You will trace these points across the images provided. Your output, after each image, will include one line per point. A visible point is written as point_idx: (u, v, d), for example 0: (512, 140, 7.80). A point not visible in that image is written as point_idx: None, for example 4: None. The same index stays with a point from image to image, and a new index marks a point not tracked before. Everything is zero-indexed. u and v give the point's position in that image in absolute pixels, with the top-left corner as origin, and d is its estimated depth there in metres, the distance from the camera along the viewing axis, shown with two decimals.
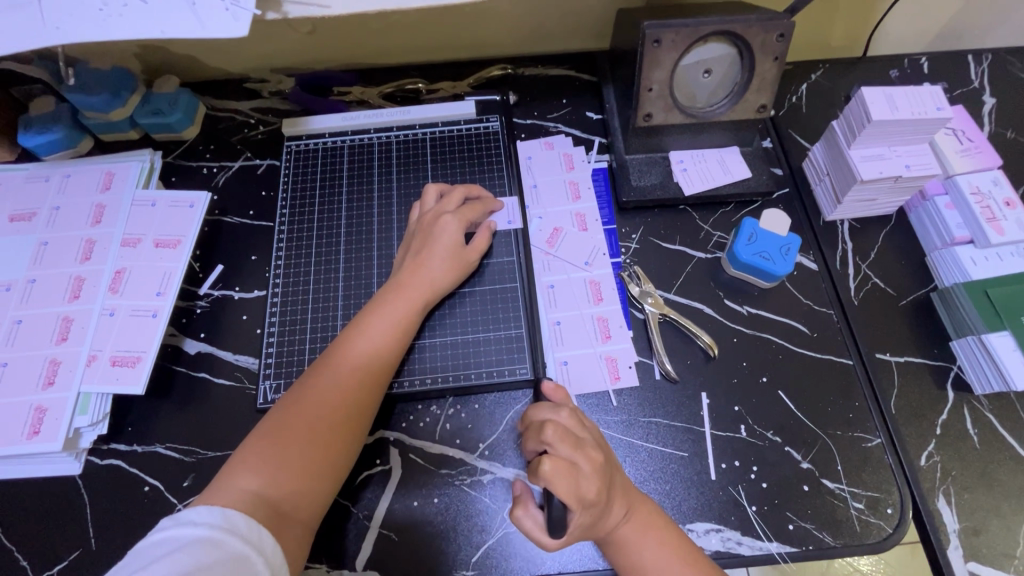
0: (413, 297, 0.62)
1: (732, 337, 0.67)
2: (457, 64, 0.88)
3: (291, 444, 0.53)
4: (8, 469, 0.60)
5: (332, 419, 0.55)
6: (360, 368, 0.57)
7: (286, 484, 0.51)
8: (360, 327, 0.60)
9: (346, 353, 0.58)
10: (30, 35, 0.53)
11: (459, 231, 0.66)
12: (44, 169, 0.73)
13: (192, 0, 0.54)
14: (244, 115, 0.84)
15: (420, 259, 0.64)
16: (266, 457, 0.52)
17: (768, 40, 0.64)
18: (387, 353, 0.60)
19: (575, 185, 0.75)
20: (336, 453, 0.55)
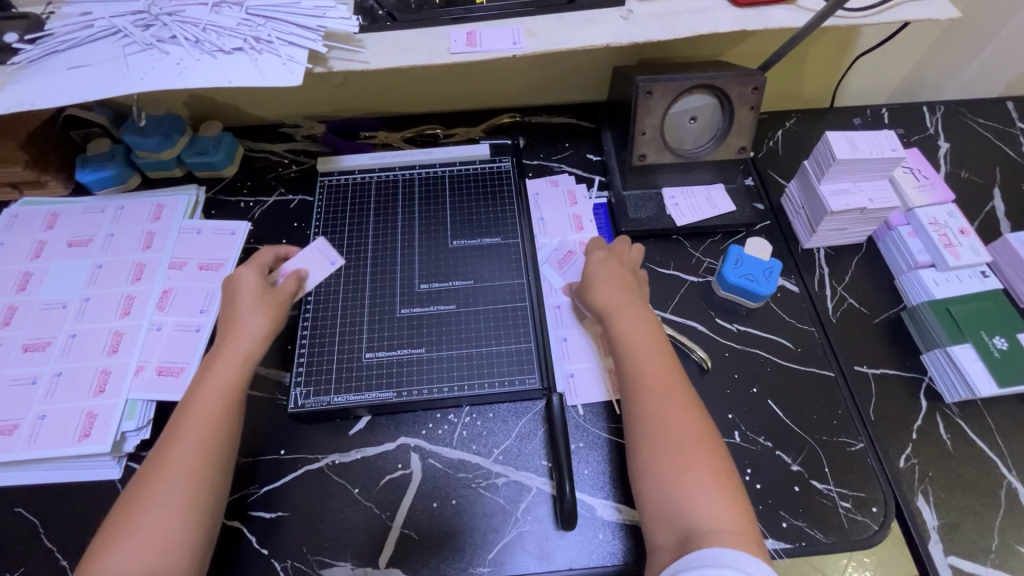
0: (234, 351, 0.62)
1: (724, 351, 0.74)
2: (470, 112, 0.98)
3: (149, 516, 0.52)
4: (54, 472, 0.64)
5: (193, 482, 0.54)
6: (202, 432, 0.57)
7: (149, 561, 0.50)
8: (204, 385, 0.60)
9: (196, 416, 0.58)
10: (114, 83, 0.61)
11: (259, 278, 0.68)
12: (100, 202, 0.81)
13: (255, 57, 0.63)
14: (279, 155, 0.93)
15: (231, 315, 0.65)
16: (124, 535, 0.51)
17: (744, 92, 0.74)
18: (228, 406, 0.59)
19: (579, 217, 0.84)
20: (195, 517, 0.53)
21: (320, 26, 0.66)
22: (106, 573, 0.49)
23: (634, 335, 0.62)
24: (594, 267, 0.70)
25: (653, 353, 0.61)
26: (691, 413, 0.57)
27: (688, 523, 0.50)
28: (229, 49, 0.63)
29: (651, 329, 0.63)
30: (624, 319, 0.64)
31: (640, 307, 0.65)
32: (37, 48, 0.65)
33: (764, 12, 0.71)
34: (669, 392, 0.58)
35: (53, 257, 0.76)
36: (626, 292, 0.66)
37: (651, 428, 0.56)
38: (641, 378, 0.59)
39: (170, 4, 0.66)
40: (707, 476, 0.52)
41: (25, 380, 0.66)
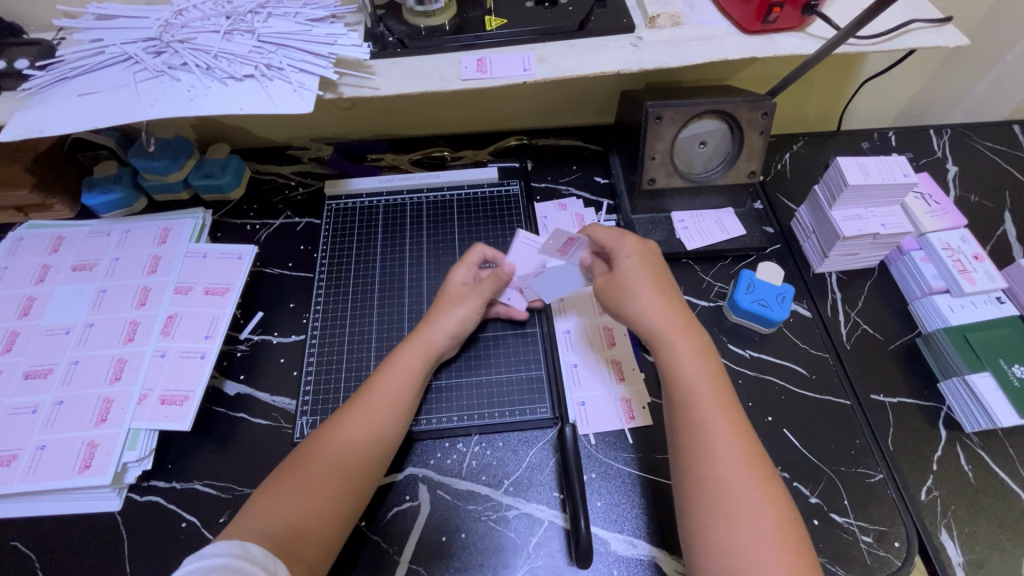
0: (427, 346, 0.67)
1: (738, 379, 0.72)
2: (478, 135, 0.98)
3: (314, 479, 0.55)
4: (50, 504, 0.63)
5: (362, 451, 0.59)
6: (375, 413, 0.61)
7: (300, 518, 0.53)
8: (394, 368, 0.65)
9: (380, 395, 0.62)
10: (123, 110, 0.61)
11: (466, 276, 0.74)
12: (106, 225, 0.81)
13: (266, 84, 0.63)
14: (286, 178, 0.93)
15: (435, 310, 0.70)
16: (289, 485, 0.55)
17: (754, 117, 0.74)
18: (411, 395, 0.64)
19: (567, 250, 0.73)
20: (348, 488, 0.57)
21: (331, 53, 0.66)
22: (265, 515, 0.53)
23: (693, 378, 0.57)
24: (631, 285, 0.63)
25: (716, 402, 0.56)
26: (758, 473, 0.52)
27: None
28: (240, 76, 0.63)
29: (712, 370, 0.58)
30: (682, 359, 0.59)
31: (698, 342, 0.60)
32: (49, 74, 0.65)
33: (774, 39, 0.71)
34: (737, 448, 0.53)
35: (57, 282, 0.75)
36: (684, 322, 0.61)
37: (716, 490, 0.51)
38: (700, 432, 0.55)
39: (181, 31, 0.66)
40: (779, 547, 0.48)
41: (26, 408, 0.65)
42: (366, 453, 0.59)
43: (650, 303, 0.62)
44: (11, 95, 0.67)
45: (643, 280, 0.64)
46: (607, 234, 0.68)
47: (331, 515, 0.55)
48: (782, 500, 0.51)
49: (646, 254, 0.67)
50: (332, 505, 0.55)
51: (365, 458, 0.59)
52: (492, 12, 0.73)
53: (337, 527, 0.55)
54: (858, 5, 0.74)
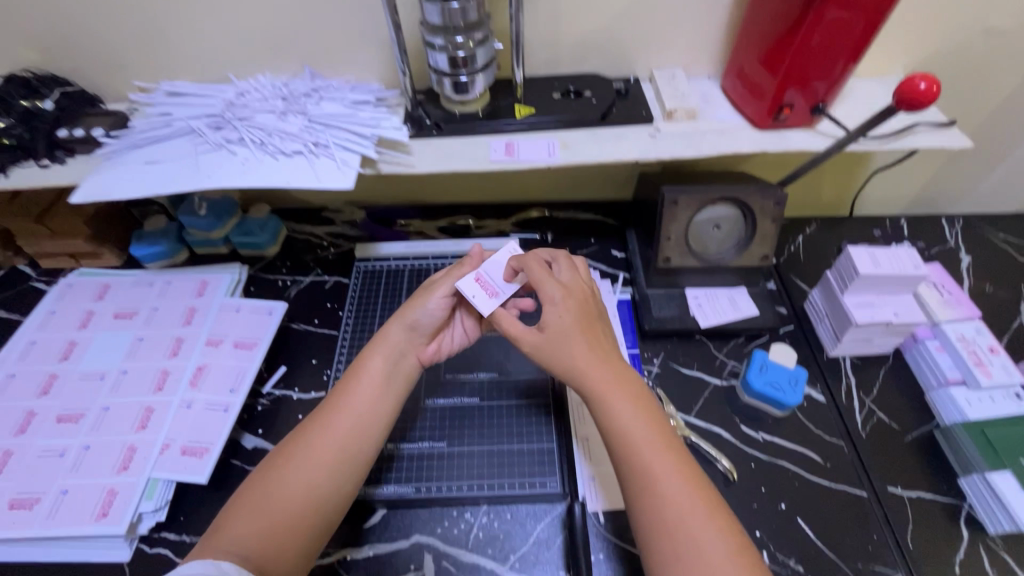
0: (391, 344, 0.66)
1: (751, 462, 0.72)
2: (501, 205, 1.04)
3: (276, 500, 0.55)
4: (59, 551, 0.63)
5: (325, 458, 0.58)
6: (343, 432, 0.60)
7: (263, 534, 0.53)
8: (360, 371, 0.64)
9: (345, 400, 0.62)
10: (184, 179, 0.67)
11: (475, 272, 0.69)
12: (149, 276, 0.86)
13: (312, 161, 0.69)
14: (318, 237, 0.99)
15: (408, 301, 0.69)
16: (251, 502, 0.55)
17: (766, 206, 0.78)
18: (379, 393, 0.63)
19: (487, 281, 0.67)
20: (316, 494, 0.57)
21: (373, 134, 0.72)
22: (228, 534, 0.53)
23: (631, 425, 0.57)
24: (560, 330, 0.60)
25: (659, 448, 0.55)
26: (709, 507, 0.52)
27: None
28: (290, 152, 0.69)
29: (648, 411, 0.58)
30: (618, 407, 0.57)
31: (631, 389, 0.59)
32: (122, 143, 0.73)
33: (784, 135, 0.76)
34: (682, 487, 0.53)
35: (99, 328, 0.79)
36: (613, 367, 0.60)
37: (669, 535, 0.51)
38: (642, 479, 0.54)
39: (241, 110, 0.73)
40: None
41: (54, 451, 0.67)
42: (336, 456, 0.59)
43: (580, 350, 0.59)
44: (86, 158, 0.74)
45: (571, 323, 0.60)
46: (544, 274, 0.63)
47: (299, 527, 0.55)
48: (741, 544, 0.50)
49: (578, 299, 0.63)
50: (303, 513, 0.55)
51: (335, 464, 0.58)
52: (522, 101, 0.80)
53: (305, 537, 0.55)
54: (863, 110, 0.79)
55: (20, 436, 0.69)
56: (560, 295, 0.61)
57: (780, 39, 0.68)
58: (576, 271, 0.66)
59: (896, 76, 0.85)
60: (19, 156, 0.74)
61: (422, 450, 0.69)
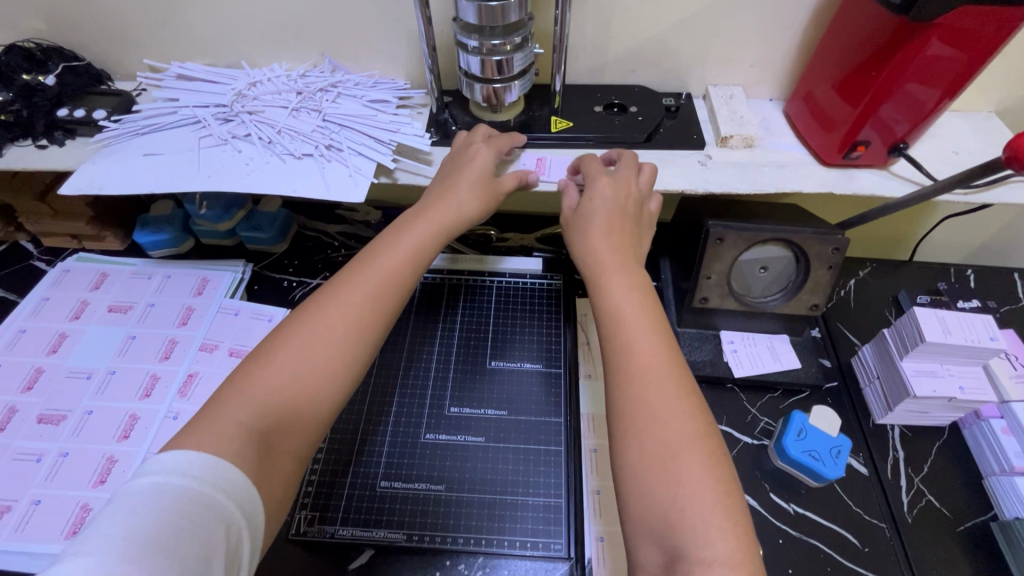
0: (431, 218, 0.59)
1: (778, 538, 0.65)
2: (527, 216, 0.97)
3: (277, 361, 0.49)
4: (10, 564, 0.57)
5: (337, 322, 0.52)
6: (357, 300, 0.53)
7: (265, 396, 0.47)
8: (387, 247, 0.57)
9: (370, 271, 0.55)
10: (182, 177, 0.61)
11: (492, 159, 0.63)
12: (149, 268, 0.81)
13: (322, 166, 0.62)
14: (329, 237, 0.93)
15: (444, 186, 0.62)
16: (268, 360, 0.49)
17: (823, 251, 0.69)
18: (405, 271, 0.57)
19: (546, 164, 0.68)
20: (332, 366, 0.50)
21: (393, 140, 0.65)
22: (238, 395, 0.47)
23: (622, 309, 0.54)
24: (591, 218, 0.59)
25: (654, 340, 0.51)
26: (681, 390, 0.49)
27: (676, 540, 0.42)
28: (299, 154, 0.63)
29: (643, 299, 0.54)
30: (614, 291, 0.55)
31: (638, 278, 0.56)
32: (123, 129, 0.67)
33: (853, 175, 0.68)
34: (664, 378, 0.49)
35: (91, 321, 0.75)
36: (621, 255, 0.57)
37: (642, 418, 0.48)
38: (636, 365, 0.50)
39: (252, 103, 0.67)
40: (714, 501, 0.43)
41: (30, 455, 0.64)
42: (344, 326, 0.52)
43: (596, 235, 0.58)
44: (85, 142, 0.69)
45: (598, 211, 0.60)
46: (599, 170, 0.63)
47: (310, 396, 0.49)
48: (717, 454, 0.46)
49: (622, 196, 0.61)
50: (317, 382, 0.49)
51: (348, 333, 0.52)
52: (559, 112, 0.72)
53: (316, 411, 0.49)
54: (948, 152, 0.69)
55: None
56: (608, 189, 0.60)
57: (867, 67, 0.59)
58: (632, 175, 0.62)
59: (986, 113, 0.75)
60: (17, 134, 0.69)
61: (413, 463, 0.65)
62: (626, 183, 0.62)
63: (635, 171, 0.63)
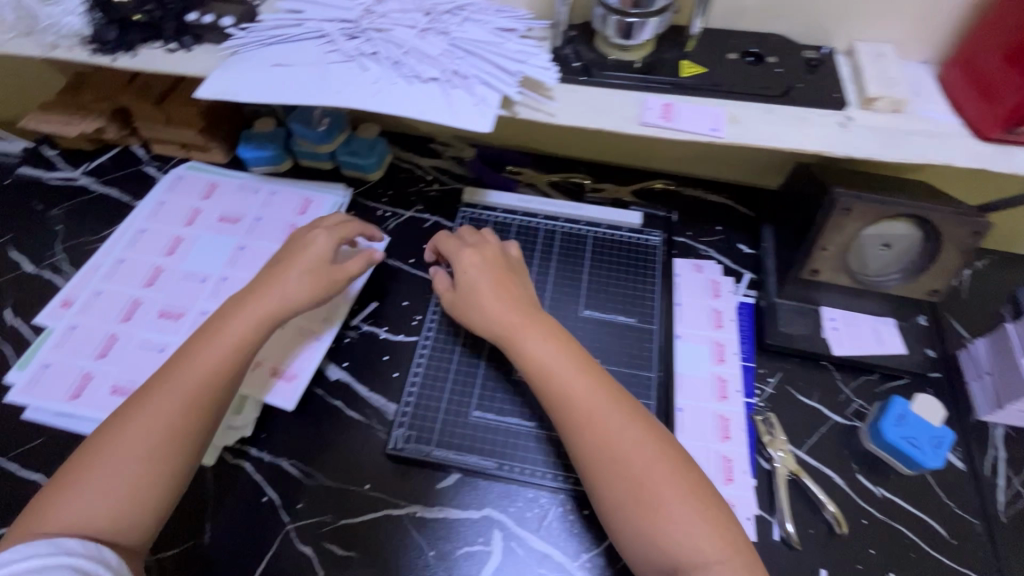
0: (281, 286, 0.65)
1: (862, 518, 0.64)
2: (624, 169, 0.93)
3: (114, 459, 0.53)
4: None
5: (175, 408, 0.56)
6: (201, 375, 0.58)
7: (118, 492, 0.52)
8: (223, 327, 0.61)
9: (214, 343, 0.60)
10: (311, 90, 0.61)
11: (329, 245, 0.69)
12: (255, 182, 0.84)
13: (448, 93, 0.61)
14: (423, 170, 0.93)
15: (273, 275, 0.66)
16: (102, 465, 0.53)
17: (960, 234, 0.65)
18: (244, 350, 0.61)
19: (673, 110, 0.65)
20: (173, 444, 0.55)
21: (519, 71, 0.63)
22: (74, 500, 0.51)
23: (549, 364, 0.60)
24: (478, 291, 0.66)
25: (583, 379, 0.60)
26: (629, 414, 0.58)
27: (668, 555, 0.52)
28: (426, 78, 0.62)
29: (561, 347, 0.62)
30: (534, 348, 0.61)
31: (545, 328, 0.63)
32: (251, 37, 0.67)
33: (1013, 153, 0.61)
34: (609, 418, 0.57)
35: (203, 228, 0.78)
36: (521, 315, 0.64)
37: (607, 458, 0.56)
38: (577, 413, 0.58)
39: (379, 20, 0.66)
40: (695, 510, 0.53)
41: (154, 345, 0.68)
42: (183, 399, 0.56)
43: (491, 303, 0.65)
44: (213, 48, 0.70)
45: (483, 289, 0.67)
46: (452, 244, 0.73)
47: (165, 462, 0.54)
48: (679, 462, 0.56)
49: (491, 264, 0.69)
50: (157, 474, 0.54)
51: (183, 407, 0.56)
52: (690, 57, 0.68)
53: (168, 491, 0.55)
54: None
55: (125, 323, 0.70)
56: (473, 260, 0.69)
57: None
58: (488, 245, 0.71)
59: None
60: (149, 35, 0.71)
61: (495, 397, 0.69)
62: (486, 247, 0.71)
63: (485, 238, 0.73)
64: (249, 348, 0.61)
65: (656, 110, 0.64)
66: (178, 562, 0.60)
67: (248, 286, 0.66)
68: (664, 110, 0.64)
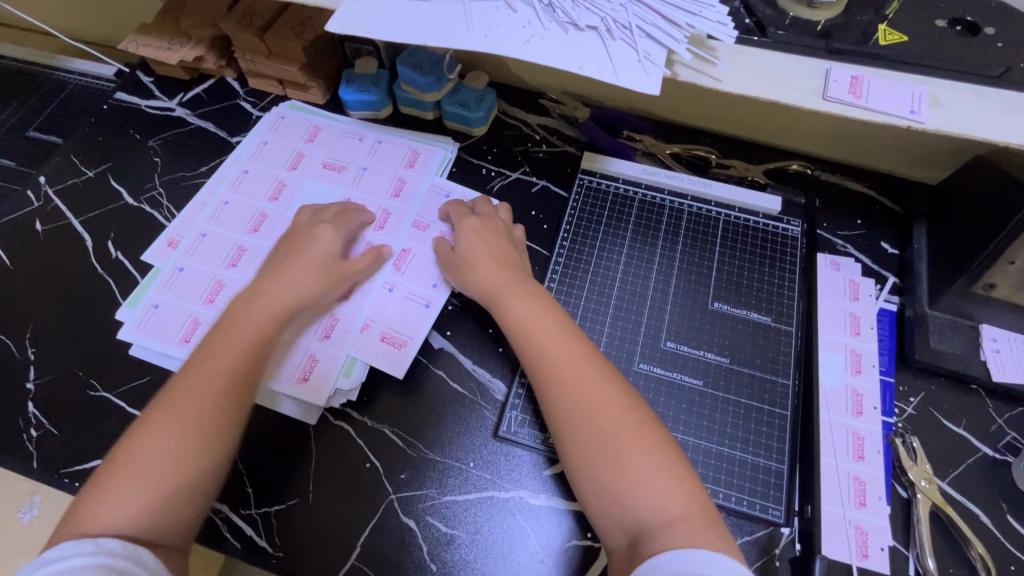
0: (293, 280, 0.63)
1: (1011, 564, 0.57)
2: (753, 145, 0.84)
3: (145, 455, 0.50)
4: None
5: (208, 397, 0.53)
6: (228, 363, 0.56)
7: (152, 489, 0.49)
8: (228, 332, 0.58)
9: (226, 342, 0.57)
10: (452, 30, 0.54)
11: (330, 235, 0.67)
12: (360, 129, 0.80)
13: (607, 46, 0.53)
14: (531, 129, 0.84)
15: (280, 271, 0.64)
16: (126, 469, 0.49)
17: None
18: (273, 333, 0.60)
19: (861, 84, 0.54)
20: (209, 432, 0.52)
21: (689, 25, 0.54)
22: (104, 509, 0.48)
23: (527, 319, 0.59)
24: (470, 254, 0.66)
25: (556, 332, 0.58)
26: (600, 371, 0.55)
27: (633, 517, 0.48)
28: (583, 25, 0.54)
29: (545, 305, 0.60)
30: (513, 303, 0.61)
31: (528, 287, 0.62)
32: None
33: None
34: (580, 372, 0.54)
35: (308, 174, 0.76)
36: (508, 276, 0.63)
37: (572, 415, 0.53)
38: (550, 370, 0.55)
39: None
40: (666, 473, 0.49)
41: None
42: (216, 385, 0.54)
43: (482, 267, 0.64)
44: None
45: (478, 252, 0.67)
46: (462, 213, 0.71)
47: (201, 452, 0.51)
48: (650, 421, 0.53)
49: (486, 231, 0.68)
50: (195, 463, 0.51)
51: (220, 390, 0.54)
52: (887, 22, 0.58)
53: (208, 479, 0.52)
54: None
55: (232, 269, 0.69)
56: (471, 226, 0.68)
57: None
58: (495, 216, 0.71)
59: None
60: None
61: None
62: (495, 223, 0.70)
63: (494, 210, 0.72)
64: (270, 336, 0.59)
65: (839, 83, 0.54)
66: (281, 519, 0.60)
67: (253, 290, 0.62)
68: (849, 85, 0.54)
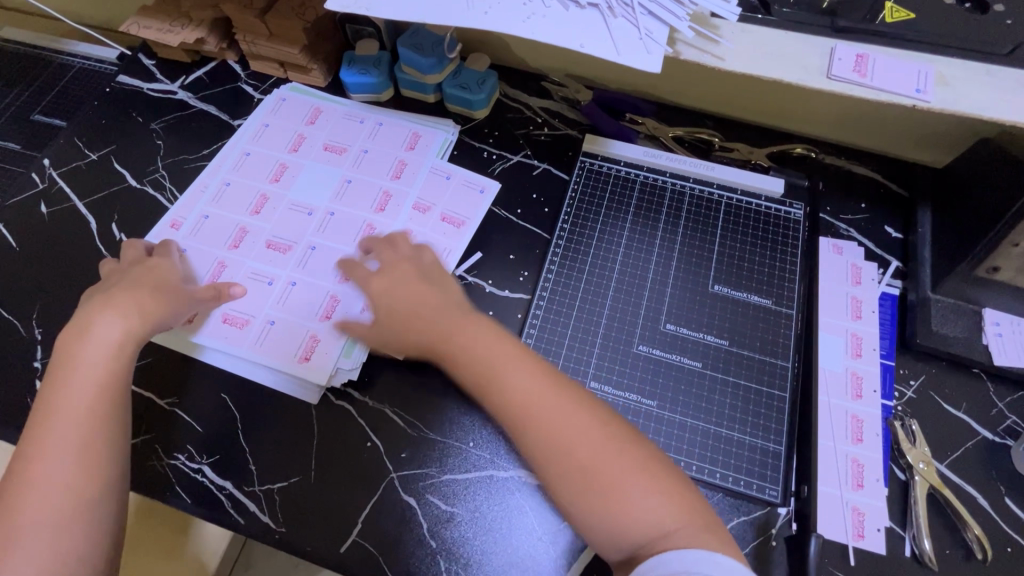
0: (125, 311, 0.60)
1: (1007, 546, 0.57)
2: (757, 128, 0.83)
3: (29, 517, 0.49)
4: (245, 367, 0.65)
5: (75, 446, 0.52)
6: (85, 407, 0.54)
7: (49, 540, 0.49)
8: (74, 370, 0.55)
9: (78, 386, 0.55)
10: (451, 7, 0.53)
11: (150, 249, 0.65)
12: (361, 111, 0.80)
13: (608, 24, 0.53)
14: (532, 111, 0.84)
15: (110, 307, 0.60)
16: (14, 533, 0.48)
17: None
18: (122, 365, 0.57)
19: (866, 61, 0.53)
20: (88, 474, 0.52)
21: (691, 2, 0.54)
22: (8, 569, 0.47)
23: (486, 358, 0.55)
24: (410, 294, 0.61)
25: (517, 368, 0.54)
26: (570, 398, 0.53)
27: (633, 540, 0.47)
28: (584, 3, 0.53)
29: (502, 339, 0.56)
30: (468, 342, 0.56)
31: (481, 322, 0.58)
32: None
33: None
34: (551, 406, 0.52)
35: (308, 156, 0.76)
36: (454, 313, 0.59)
37: (552, 451, 0.51)
38: (516, 412, 0.52)
39: None
40: (655, 488, 0.49)
41: (264, 278, 0.68)
42: (83, 430, 0.53)
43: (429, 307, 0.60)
44: None
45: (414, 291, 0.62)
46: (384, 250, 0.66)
47: (87, 495, 0.51)
48: (631, 439, 0.52)
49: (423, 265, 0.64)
50: (88, 507, 0.51)
51: (88, 432, 0.53)
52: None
53: (108, 517, 0.52)
54: None
55: (234, 251, 0.70)
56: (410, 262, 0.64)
57: None
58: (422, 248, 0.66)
59: None
60: None
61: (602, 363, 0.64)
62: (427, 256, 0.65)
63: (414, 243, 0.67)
64: (120, 372, 0.57)
65: (844, 61, 0.53)
66: (284, 496, 0.60)
67: (75, 329, 0.58)
68: (854, 62, 0.53)
